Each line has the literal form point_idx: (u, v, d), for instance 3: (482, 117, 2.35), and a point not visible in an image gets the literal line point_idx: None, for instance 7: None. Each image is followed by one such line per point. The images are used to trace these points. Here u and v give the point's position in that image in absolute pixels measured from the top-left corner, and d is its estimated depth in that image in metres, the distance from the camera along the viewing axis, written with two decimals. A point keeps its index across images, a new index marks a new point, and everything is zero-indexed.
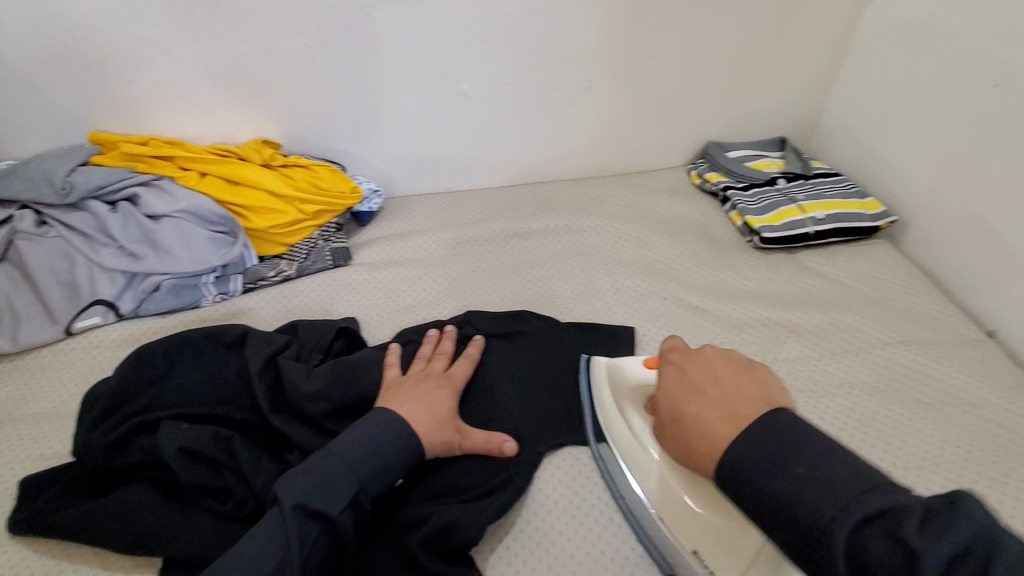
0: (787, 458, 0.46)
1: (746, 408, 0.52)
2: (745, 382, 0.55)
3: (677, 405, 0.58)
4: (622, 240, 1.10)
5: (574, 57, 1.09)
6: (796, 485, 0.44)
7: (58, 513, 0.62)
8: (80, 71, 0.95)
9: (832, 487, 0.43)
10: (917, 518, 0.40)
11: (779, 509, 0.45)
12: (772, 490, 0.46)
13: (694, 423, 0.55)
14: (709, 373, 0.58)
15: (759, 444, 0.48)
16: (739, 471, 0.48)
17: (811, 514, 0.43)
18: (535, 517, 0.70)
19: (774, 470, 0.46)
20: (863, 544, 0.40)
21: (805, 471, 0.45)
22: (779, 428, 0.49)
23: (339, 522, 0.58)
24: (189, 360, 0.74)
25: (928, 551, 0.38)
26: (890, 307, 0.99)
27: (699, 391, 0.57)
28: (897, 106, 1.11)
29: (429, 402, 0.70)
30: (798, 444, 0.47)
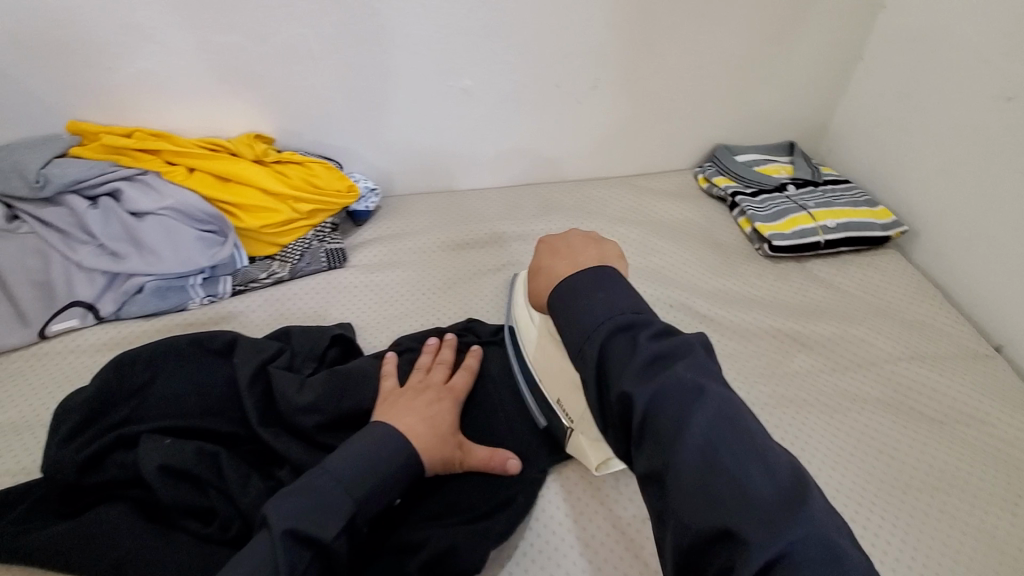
0: (600, 285, 0.54)
1: (585, 261, 0.61)
2: (591, 249, 0.65)
3: (539, 259, 0.66)
4: (627, 245, 1.07)
5: (581, 55, 1.05)
6: (590, 305, 0.53)
7: (26, 535, 0.58)
8: (60, 57, 0.89)
9: (620, 307, 0.52)
10: (677, 365, 0.47)
11: (583, 325, 0.52)
12: (580, 300, 0.54)
13: (545, 270, 0.63)
14: (565, 242, 0.66)
15: (589, 282, 0.55)
16: (572, 298, 0.54)
17: (589, 321, 0.52)
18: (539, 539, 0.66)
19: (587, 295, 0.54)
20: (614, 348, 0.49)
21: (603, 297, 0.53)
22: (607, 277, 0.55)
23: (333, 549, 0.53)
24: (173, 369, 0.69)
25: (666, 385, 0.45)
26: (902, 319, 0.96)
27: (552, 250, 0.66)
28: (909, 113, 1.09)
29: (431, 416, 0.67)
30: (622, 288, 0.54)
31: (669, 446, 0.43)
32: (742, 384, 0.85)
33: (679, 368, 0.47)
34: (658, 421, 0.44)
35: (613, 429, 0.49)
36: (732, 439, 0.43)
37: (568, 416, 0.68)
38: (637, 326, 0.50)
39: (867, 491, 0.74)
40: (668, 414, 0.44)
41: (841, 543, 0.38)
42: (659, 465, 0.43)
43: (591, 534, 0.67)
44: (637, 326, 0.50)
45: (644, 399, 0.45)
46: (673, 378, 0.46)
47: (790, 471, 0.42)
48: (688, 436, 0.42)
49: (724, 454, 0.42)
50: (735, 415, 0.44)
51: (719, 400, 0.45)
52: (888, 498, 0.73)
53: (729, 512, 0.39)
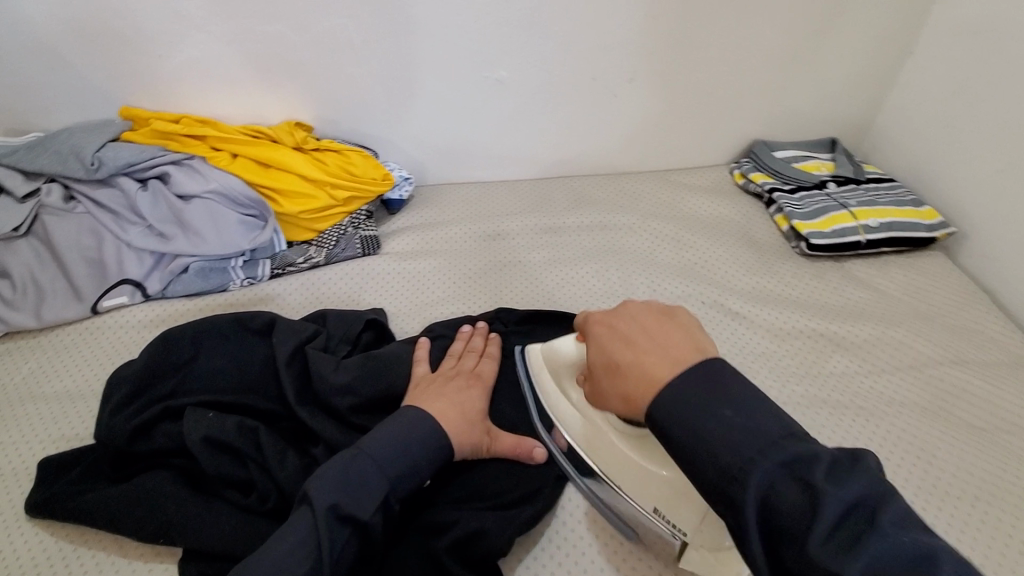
0: (719, 400, 0.44)
1: (682, 354, 0.49)
2: (672, 330, 0.52)
3: (605, 354, 0.54)
4: (660, 240, 1.06)
5: (618, 47, 1.04)
6: (716, 430, 0.43)
7: (79, 497, 0.61)
8: (114, 45, 0.93)
9: (759, 433, 0.42)
10: (791, 440, 0.42)
11: (699, 453, 0.43)
12: (694, 426, 0.44)
13: (629, 368, 0.51)
14: (630, 322, 0.55)
15: (702, 391, 0.45)
16: (690, 420, 0.44)
17: (727, 460, 0.42)
18: (564, 526, 0.67)
19: (706, 414, 0.44)
20: (750, 459, 0.41)
21: (732, 416, 0.43)
22: (717, 375, 0.46)
23: (370, 526, 0.55)
24: (215, 346, 0.72)
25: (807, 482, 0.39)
26: (946, 324, 0.93)
27: (624, 339, 0.53)
28: (960, 111, 1.05)
29: (460, 401, 0.68)
30: (745, 397, 0.45)
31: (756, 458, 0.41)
32: (776, 383, 0.84)
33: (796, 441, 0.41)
34: (776, 498, 0.39)
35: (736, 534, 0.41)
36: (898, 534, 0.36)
37: (645, 504, 0.63)
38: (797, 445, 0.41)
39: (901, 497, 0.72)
40: (790, 498, 0.39)
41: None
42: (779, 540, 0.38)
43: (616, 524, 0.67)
44: (807, 459, 0.40)
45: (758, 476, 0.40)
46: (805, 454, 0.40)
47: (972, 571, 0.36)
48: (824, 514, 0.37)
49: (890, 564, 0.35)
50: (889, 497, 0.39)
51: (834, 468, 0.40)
52: (926, 505, 0.71)
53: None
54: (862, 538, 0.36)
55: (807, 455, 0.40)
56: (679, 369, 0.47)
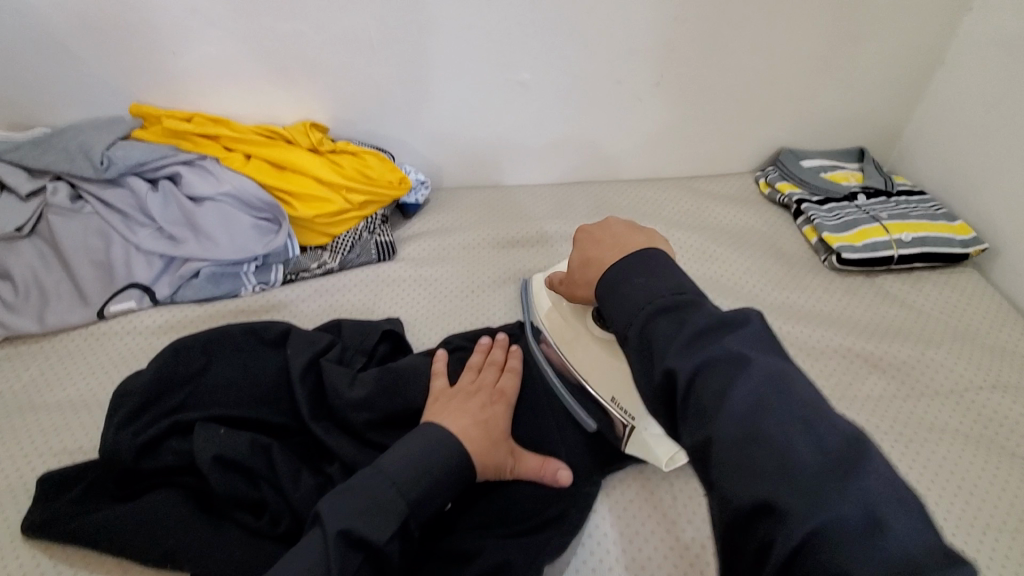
0: (642, 271, 0.53)
1: (628, 247, 0.59)
2: (635, 234, 0.62)
3: (582, 252, 0.65)
4: (684, 251, 1.02)
5: (644, 49, 1.01)
6: (636, 292, 0.51)
7: (82, 517, 0.58)
8: (126, 39, 0.90)
9: (660, 290, 0.50)
10: (724, 339, 0.45)
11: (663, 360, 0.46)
12: (620, 291, 0.52)
13: (593, 260, 0.62)
14: (610, 232, 0.64)
15: (634, 266, 0.53)
16: (613, 285, 0.53)
17: (632, 305, 0.51)
18: (592, 556, 0.64)
19: (627, 279, 0.53)
20: (657, 329, 0.48)
21: (644, 282, 0.52)
22: (653, 259, 0.53)
23: (385, 553, 0.52)
24: (227, 357, 0.69)
25: (726, 382, 0.42)
26: (984, 345, 0.89)
27: (596, 240, 0.63)
28: (995, 126, 1.01)
29: (484, 420, 0.64)
30: (665, 270, 0.53)
31: (703, 381, 0.43)
32: None
33: (722, 339, 0.45)
34: (701, 389, 0.43)
35: (659, 408, 0.47)
36: (778, 408, 0.41)
37: (605, 393, 0.70)
38: (675, 304, 0.49)
39: (944, 530, 0.68)
40: (711, 386, 0.43)
41: (894, 514, 0.35)
42: (701, 439, 0.42)
43: None
44: (737, 363, 0.43)
45: (686, 368, 0.44)
46: (720, 350, 0.44)
47: (846, 439, 0.39)
48: (728, 410, 0.41)
49: (764, 447, 0.39)
50: (783, 381, 0.42)
51: (764, 366, 0.43)
52: (970, 540, 0.68)
53: (780, 492, 0.37)
54: (756, 421, 0.40)
55: (735, 355, 0.44)
56: (624, 253, 0.57)
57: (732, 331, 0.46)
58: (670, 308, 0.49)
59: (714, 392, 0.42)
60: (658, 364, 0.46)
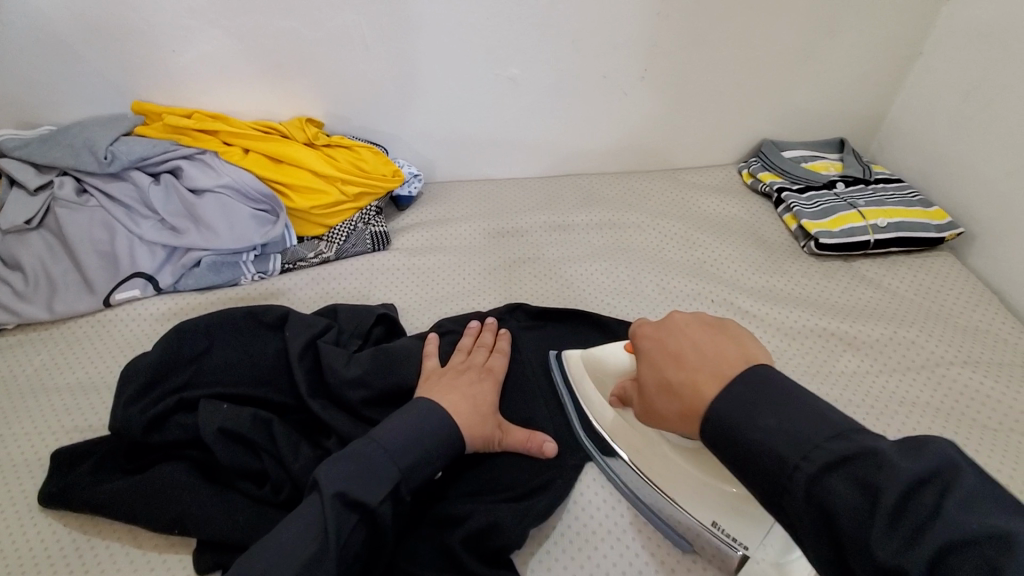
0: (763, 409, 0.46)
1: (729, 370, 0.50)
2: (727, 346, 0.53)
3: (659, 369, 0.56)
4: (669, 238, 1.06)
5: (628, 45, 1.04)
6: (763, 439, 0.44)
7: (93, 487, 0.61)
8: (128, 39, 0.94)
9: (804, 435, 0.43)
10: (946, 501, 0.37)
11: (752, 454, 0.45)
12: (741, 440, 0.46)
13: (682, 387, 0.52)
14: (686, 339, 0.55)
15: (753, 400, 0.47)
16: (736, 426, 0.46)
17: (769, 461, 0.43)
18: (576, 521, 0.67)
19: (749, 423, 0.46)
20: (793, 460, 0.42)
21: (774, 425, 0.44)
22: (761, 382, 0.48)
23: (378, 514, 0.55)
24: (228, 339, 0.72)
25: (867, 485, 0.39)
26: (955, 324, 0.93)
27: (675, 356, 0.55)
28: (969, 113, 1.05)
29: (472, 394, 0.68)
30: (795, 401, 0.46)
31: (909, 546, 0.36)
32: None
33: (841, 444, 0.42)
34: (839, 504, 0.39)
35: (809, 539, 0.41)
36: None
37: (704, 517, 0.63)
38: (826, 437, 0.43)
39: None
40: (861, 501, 0.39)
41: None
42: None
43: (645, 552, 0.65)
44: (862, 453, 0.40)
45: (916, 562, 0.35)
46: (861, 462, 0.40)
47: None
48: (904, 529, 0.37)
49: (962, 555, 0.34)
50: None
51: None
52: None
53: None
54: (929, 534, 0.36)
55: (989, 529, 0.35)
56: (727, 384, 0.49)
57: (937, 479, 0.38)
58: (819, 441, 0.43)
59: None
60: (858, 549, 0.38)
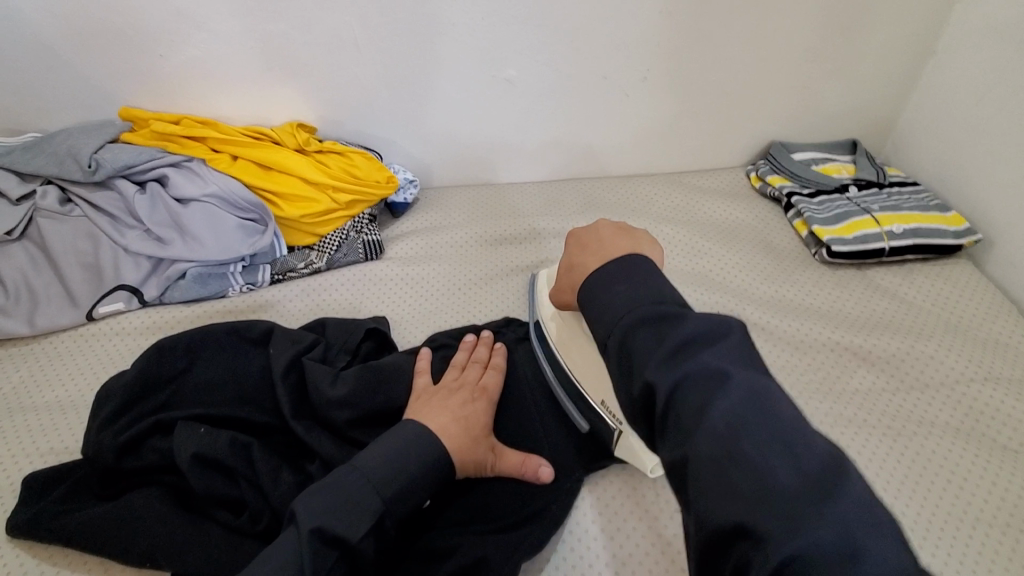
0: (624, 278, 0.50)
1: (612, 251, 0.56)
2: (621, 237, 0.59)
3: (570, 256, 0.62)
4: (672, 246, 1.02)
5: (629, 45, 1.00)
6: (615, 299, 0.49)
7: (64, 516, 0.58)
8: (114, 44, 0.91)
9: (642, 298, 0.48)
10: (701, 350, 0.43)
11: (607, 313, 0.49)
12: (602, 296, 0.50)
13: (577, 266, 0.59)
14: (597, 234, 0.61)
15: (622, 273, 0.51)
16: (597, 289, 0.51)
17: (612, 315, 0.48)
18: (572, 552, 0.63)
19: (609, 285, 0.50)
20: (636, 338, 0.45)
21: (624, 289, 0.49)
22: (634, 265, 0.51)
23: (358, 549, 0.52)
24: (210, 357, 0.69)
25: (707, 397, 0.40)
26: (975, 337, 0.88)
27: (583, 245, 0.60)
28: (988, 114, 1.00)
29: (463, 416, 0.64)
30: (651, 277, 0.50)
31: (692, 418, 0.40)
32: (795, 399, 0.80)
33: (704, 357, 0.42)
34: (682, 403, 0.41)
35: (637, 418, 0.45)
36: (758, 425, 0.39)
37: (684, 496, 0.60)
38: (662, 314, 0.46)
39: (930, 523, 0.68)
40: (690, 400, 0.40)
41: (877, 540, 0.33)
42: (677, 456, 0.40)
43: None
44: (669, 317, 0.45)
45: (667, 383, 0.42)
46: (697, 365, 0.42)
47: (821, 458, 0.37)
48: (710, 424, 0.39)
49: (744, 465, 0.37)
50: (765, 400, 0.40)
51: (747, 381, 0.41)
52: (958, 534, 0.67)
53: (753, 516, 0.35)
54: (685, 367, 0.42)
55: (716, 369, 0.41)
56: (605, 261, 0.54)
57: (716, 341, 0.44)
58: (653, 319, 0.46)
59: (694, 404, 0.40)
60: (637, 376, 0.44)
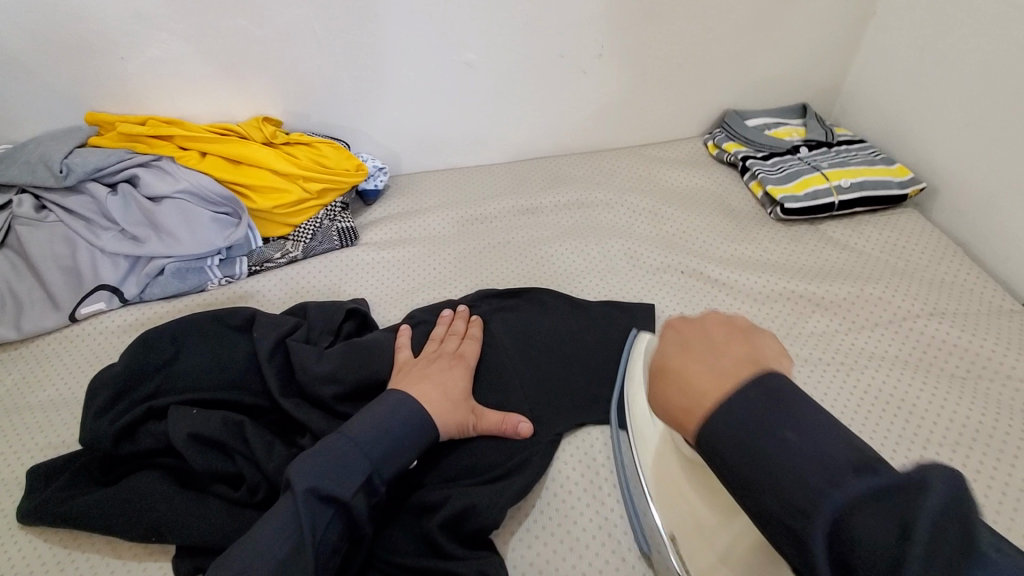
0: (779, 421, 0.37)
1: (734, 367, 0.42)
2: (741, 341, 0.45)
3: (662, 356, 0.48)
4: (638, 214, 1.06)
5: (584, 22, 1.04)
6: (783, 459, 0.35)
7: (68, 501, 0.61)
8: (74, 49, 0.91)
9: (826, 457, 0.34)
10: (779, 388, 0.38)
11: (765, 482, 0.36)
12: (760, 459, 0.36)
13: (673, 372, 0.45)
14: (704, 331, 0.47)
15: (765, 416, 0.37)
16: (741, 442, 0.37)
17: (795, 485, 0.34)
18: (555, 497, 0.68)
19: (764, 436, 0.37)
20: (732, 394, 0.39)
21: (794, 439, 0.36)
22: (777, 393, 0.38)
23: (352, 505, 0.56)
24: (196, 345, 0.72)
25: (796, 434, 0.36)
26: (920, 278, 0.95)
27: (687, 346, 0.46)
28: (926, 68, 1.06)
29: (443, 381, 0.68)
30: (813, 412, 0.37)
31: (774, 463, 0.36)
32: None
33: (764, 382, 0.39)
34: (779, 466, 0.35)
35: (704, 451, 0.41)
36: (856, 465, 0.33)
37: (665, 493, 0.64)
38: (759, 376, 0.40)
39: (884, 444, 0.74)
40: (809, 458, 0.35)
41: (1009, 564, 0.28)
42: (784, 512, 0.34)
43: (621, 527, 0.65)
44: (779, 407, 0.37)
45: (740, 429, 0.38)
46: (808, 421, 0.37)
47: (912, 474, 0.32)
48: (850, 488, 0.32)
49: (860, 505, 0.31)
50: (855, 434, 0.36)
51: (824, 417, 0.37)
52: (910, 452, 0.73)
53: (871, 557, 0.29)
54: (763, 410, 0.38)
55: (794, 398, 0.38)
56: (728, 386, 0.40)
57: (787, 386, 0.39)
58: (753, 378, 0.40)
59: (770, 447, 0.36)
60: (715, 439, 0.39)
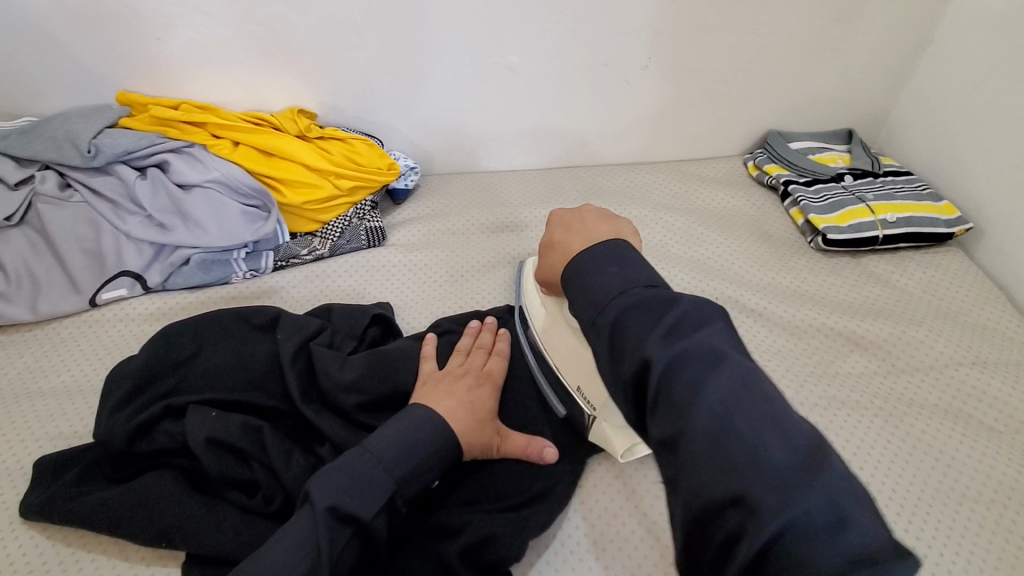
0: (618, 258, 0.52)
1: (598, 236, 0.61)
2: (604, 224, 0.65)
3: (552, 235, 0.67)
4: (672, 233, 1.03)
5: (630, 32, 1.00)
6: (607, 279, 0.50)
7: (78, 498, 0.59)
8: (108, 26, 0.90)
9: (635, 279, 0.50)
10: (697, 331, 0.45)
11: (592, 290, 0.51)
12: (591, 280, 0.52)
13: (560, 244, 0.64)
14: (580, 218, 0.67)
15: (609, 256, 0.53)
16: (586, 271, 0.52)
17: (602, 294, 0.50)
18: (576, 529, 0.66)
19: (599, 267, 0.52)
20: (674, 371, 0.43)
21: (616, 272, 0.51)
22: (621, 250, 0.54)
23: (372, 528, 0.53)
24: (218, 342, 0.70)
25: (701, 373, 0.42)
26: (963, 322, 0.91)
27: (565, 226, 0.66)
28: (982, 101, 1.02)
29: (470, 400, 0.66)
30: (637, 261, 0.52)
31: (683, 410, 0.41)
32: (794, 384, 0.82)
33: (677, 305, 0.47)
34: (670, 386, 0.42)
35: (628, 400, 0.46)
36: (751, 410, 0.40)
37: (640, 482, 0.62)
38: (687, 341, 0.44)
39: (920, 498, 0.71)
40: (734, 438, 0.39)
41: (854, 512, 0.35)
42: (673, 432, 0.41)
43: (647, 568, 0.63)
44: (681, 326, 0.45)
45: (663, 359, 0.43)
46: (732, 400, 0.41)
47: (807, 441, 0.39)
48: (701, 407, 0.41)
49: (737, 428, 0.39)
50: (755, 386, 0.42)
51: (738, 368, 0.43)
52: (944, 509, 0.70)
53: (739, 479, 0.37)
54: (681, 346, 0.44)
55: (712, 351, 0.43)
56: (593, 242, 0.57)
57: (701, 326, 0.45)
58: (684, 350, 0.43)
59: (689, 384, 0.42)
60: (633, 349, 0.45)
